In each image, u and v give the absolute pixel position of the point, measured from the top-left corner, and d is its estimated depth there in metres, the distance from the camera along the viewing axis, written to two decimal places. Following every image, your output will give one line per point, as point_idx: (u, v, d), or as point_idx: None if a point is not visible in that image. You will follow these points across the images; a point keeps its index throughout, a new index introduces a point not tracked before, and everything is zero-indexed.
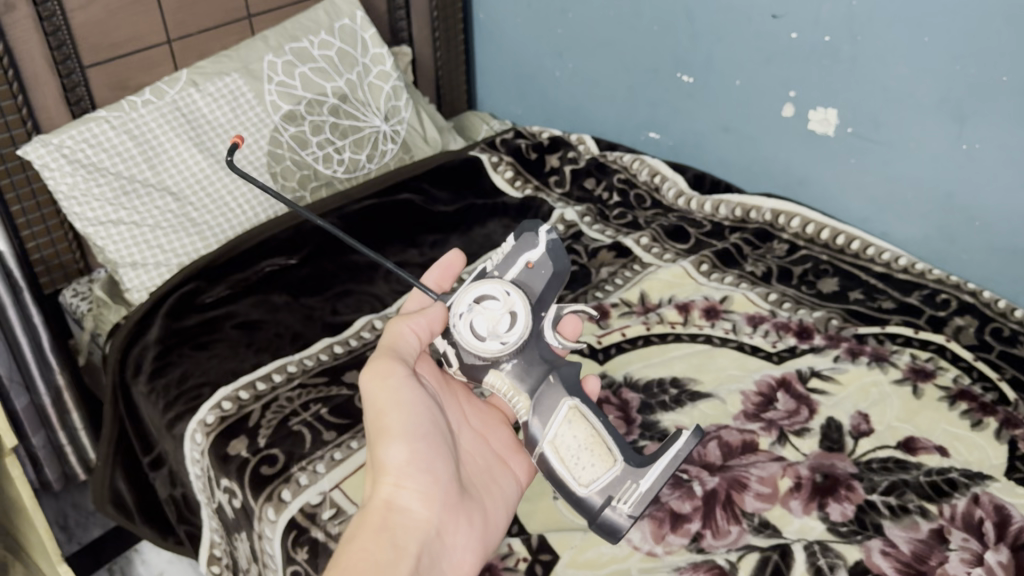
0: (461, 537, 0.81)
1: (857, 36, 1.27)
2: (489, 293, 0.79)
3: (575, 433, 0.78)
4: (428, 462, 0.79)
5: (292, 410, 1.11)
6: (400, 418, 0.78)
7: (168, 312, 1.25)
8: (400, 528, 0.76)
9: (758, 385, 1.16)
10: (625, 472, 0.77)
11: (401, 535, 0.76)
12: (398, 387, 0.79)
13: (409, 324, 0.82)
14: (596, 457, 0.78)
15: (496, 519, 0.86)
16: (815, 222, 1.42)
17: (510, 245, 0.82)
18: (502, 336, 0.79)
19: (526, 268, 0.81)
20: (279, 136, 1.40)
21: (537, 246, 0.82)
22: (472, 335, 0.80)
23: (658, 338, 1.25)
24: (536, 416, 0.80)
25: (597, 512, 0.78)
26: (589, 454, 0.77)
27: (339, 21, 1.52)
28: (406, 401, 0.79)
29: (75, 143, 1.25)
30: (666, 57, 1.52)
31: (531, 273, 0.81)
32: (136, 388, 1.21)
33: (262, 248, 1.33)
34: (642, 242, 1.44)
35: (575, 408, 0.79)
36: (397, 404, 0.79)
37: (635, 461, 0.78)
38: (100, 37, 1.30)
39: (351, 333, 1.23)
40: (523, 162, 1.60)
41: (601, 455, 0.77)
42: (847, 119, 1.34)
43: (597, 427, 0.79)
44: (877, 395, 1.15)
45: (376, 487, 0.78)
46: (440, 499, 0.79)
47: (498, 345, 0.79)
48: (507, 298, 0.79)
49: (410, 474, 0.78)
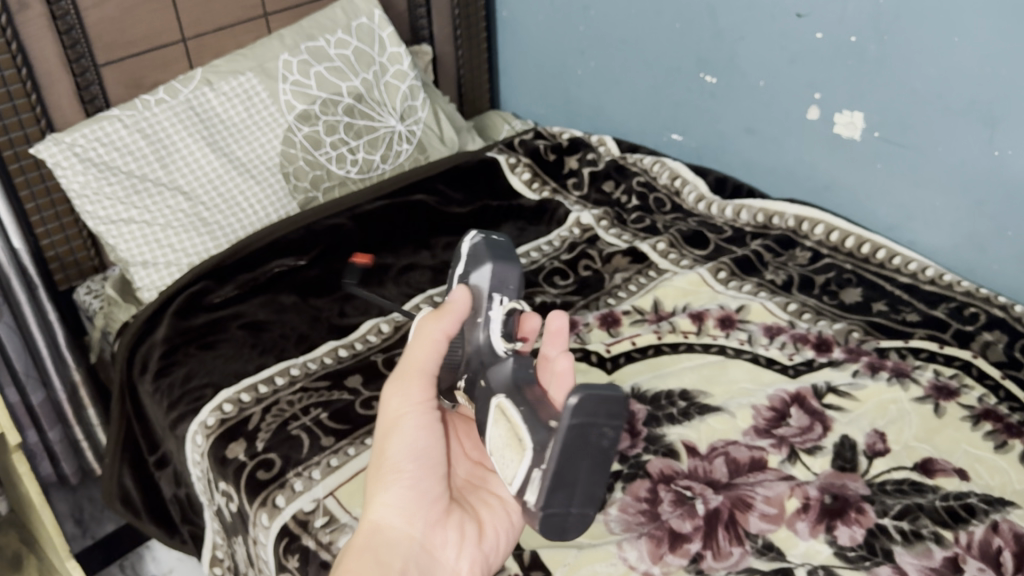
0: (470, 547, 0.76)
1: (885, 36, 1.21)
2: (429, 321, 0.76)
3: (498, 431, 0.67)
4: (413, 477, 0.75)
5: (292, 414, 1.11)
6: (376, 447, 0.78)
7: (176, 311, 1.24)
8: (389, 547, 0.73)
9: (771, 400, 1.12)
10: (530, 459, 0.61)
11: (388, 554, 0.72)
12: (400, 407, 0.76)
13: (436, 330, 0.73)
14: (511, 451, 0.64)
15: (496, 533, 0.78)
16: (840, 230, 1.36)
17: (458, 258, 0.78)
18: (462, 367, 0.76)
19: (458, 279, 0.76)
20: (293, 136, 1.39)
21: (464, 253, 0.76)
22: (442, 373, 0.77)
23: (669, 347, 1.21)
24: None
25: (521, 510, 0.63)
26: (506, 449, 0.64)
27: (357, 20, 1.50)
28: (397, 419, 0.76)
29: (88, 142, 1.25)
30: (689, 56, 1.47)
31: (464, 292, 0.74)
32: (142, 386, 1.21)
33: (272, 247, 1.32)
34: (659, 248, 1.40)
35: (498, 406, 0.67)
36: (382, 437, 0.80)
37: (543, 438, 0.60)
38: (114, 35, 1.30)
39: (357, 336, 1.23)
40: (541, 163, 1.57)
41: (512, 446, 0.63)
42: (874, 122, 1.28)
43: (512, 420, 0.65)
44: (895, 412, 1.10)
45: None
46: (424, 511, 0.75)
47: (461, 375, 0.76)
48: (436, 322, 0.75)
49: (395, 489, 0.74)
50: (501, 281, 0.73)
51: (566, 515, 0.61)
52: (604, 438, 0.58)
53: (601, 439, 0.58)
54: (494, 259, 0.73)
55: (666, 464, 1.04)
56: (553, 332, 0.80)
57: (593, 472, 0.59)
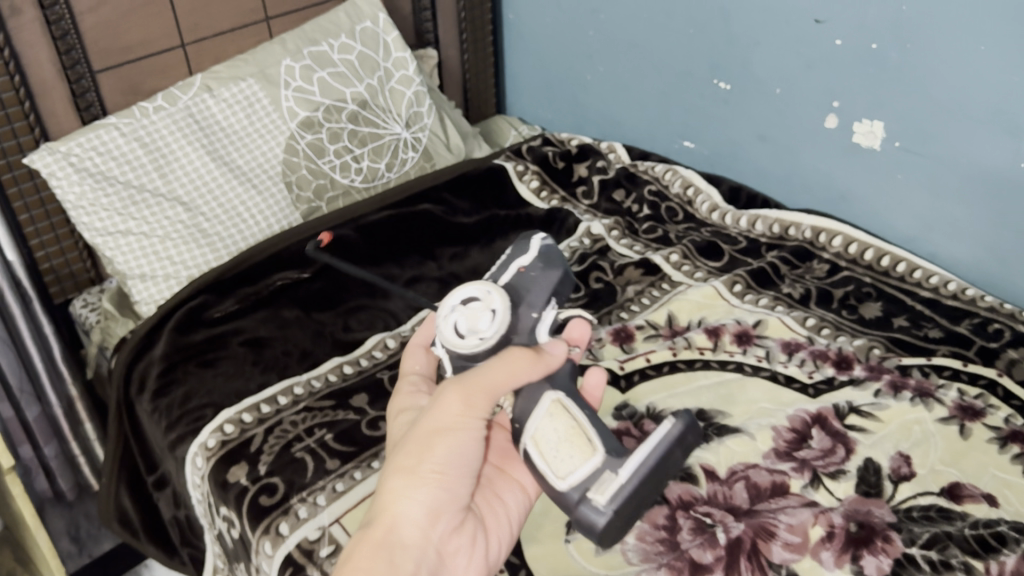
0: (473, 556, 0.78)
1: (907, 43, 1.17)
2: (471, 294, 0.78)
3: (556, 426, 0.76)
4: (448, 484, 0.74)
5: (295, 435, 1.07)
6: (410, 438, 0.75)
7: (175, 327, 1.20)
8: (407, 547, 0.73)
9: (792, 421, 1.08)
10: (605, 462, 0.74)
11: (406, 554, 0.72)
12: (454, 417, 0.74)
13: (530, 372, 0.76)
14: (575, 449, 0.75)
15: (497, 541, 0.81)
16: (859, 241, 1.32)
17: (506, 253, 0.82)
18: (481, 333, 0.77)
19: (517, 273, 0.80)
20: (295, 143, 1.35)
21: (530, 251, 0.81)
22: (454, 334, 0.77)
23: (684, 364, 1.17)
24: (459, 334, 0.77)
25: (574, 506, 0.75)
26: (568, 446, 0.75)
27: (361, 24, 1.46)
28: (447, 426, 0.74)
29: (84, 151, 1.21)
30: (702, 62, 1.43)
31: (519, 277, 0.80)
32: (140, 406, 1.17)
33: (274, 259, 1.28)
34: (672, 259, 1.36)
35: (557, 401, 0.77)
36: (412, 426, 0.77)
37: (615, 453, 0.76)
38: (110, 41, 1.26)
39: (363, 351, 1.19)
40: (550, 170, 1.53)
41: (580, 447, 0.75)
42: (894, 131, 1.24)
43: (578, 420, 0.77)
44: (920, 434, 1.07)
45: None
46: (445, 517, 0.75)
47: (475, 343, 0.76)
48: (488, 297, 0.77)
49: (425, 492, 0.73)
50: (559, 285, 0.81)
51: (613, 525, 0.75)
52: (672, 465, 0.79)
53: (668, 466, 0.78)
54: (562, 268, 0.81)
55: (684, 489, 1.00)
56: (574, 338, 0.89)
57: (645, 493, 0.76)
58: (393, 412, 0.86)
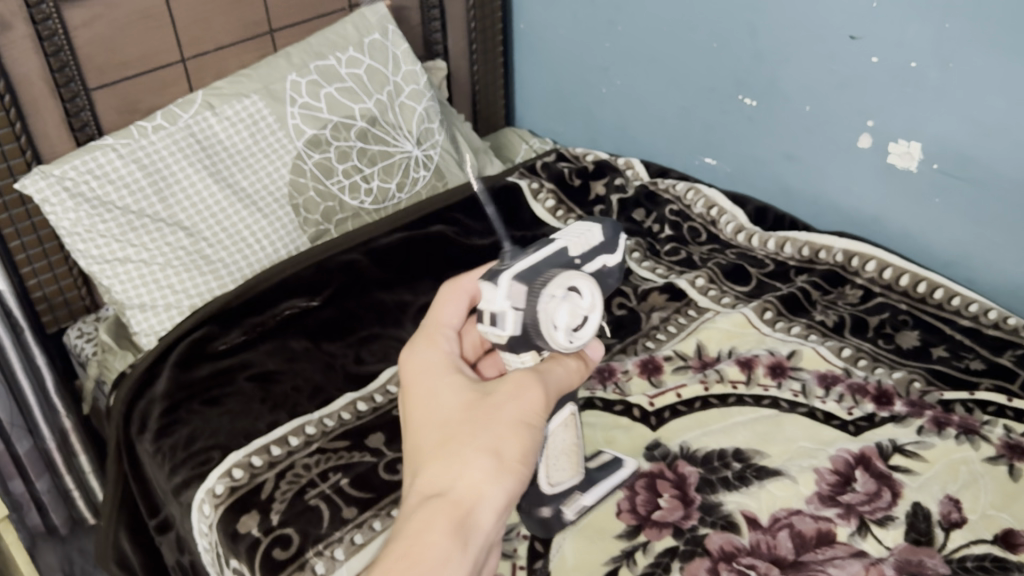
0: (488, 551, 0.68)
1: (949, 62, 1.11)
2: (580, 285, 0.69)
3: (563, 437, 0.81)
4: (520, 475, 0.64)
5: (309, 480, 1.00)
6: (494, 413, 0.64)
7: (177, 361, 1.13)
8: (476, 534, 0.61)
9: (834, 462, 1.03)
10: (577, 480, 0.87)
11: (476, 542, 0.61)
12: (535, 407, 0.65)
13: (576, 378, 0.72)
14: (565, 462, 0.84)
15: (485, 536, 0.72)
16: (893, 266, 1.27)
17: (597, 238, 0.73)
18: (570, 335, 0.69)
19: (599, 269, 0.73)
20: (302, 164, 1.28)
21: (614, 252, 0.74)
22: (552, 322, 0.67)
23: (717, 400, 1.11)
24: (556, 327, 0.67)
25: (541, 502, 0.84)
26: (564, 459, 0.84)
27: (369, 36, 1.40)
28: (533, 418, 0.65)
29: (79, 175, 1.14)
30: (727, 77, 1.37)
31: (600, 274, 0.73)
32: (142, 447, 1.10)
33: (282, 286, 1.21)
34: (698, 284, 1.30)
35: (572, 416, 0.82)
36: (485, 399, 0.65)
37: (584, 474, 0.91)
38: (106, 57, 1.19)
39: (377, 386, 1.12)
40: (566, 188, 1.47)
41: (570, 462, 0.85)
42: (933, 153, 1.18)
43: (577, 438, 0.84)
44: (967, 475, 1.01)
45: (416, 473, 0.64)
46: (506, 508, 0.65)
47: (563, 342, 0.69)
48: (592, 300, 0.70)
49: (505, 480, 0.62)
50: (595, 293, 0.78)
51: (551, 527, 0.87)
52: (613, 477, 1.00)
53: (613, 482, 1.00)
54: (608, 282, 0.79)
55: (726, 539, 0.94)
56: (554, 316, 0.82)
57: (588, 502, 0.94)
58: (427, 364, 0.70)
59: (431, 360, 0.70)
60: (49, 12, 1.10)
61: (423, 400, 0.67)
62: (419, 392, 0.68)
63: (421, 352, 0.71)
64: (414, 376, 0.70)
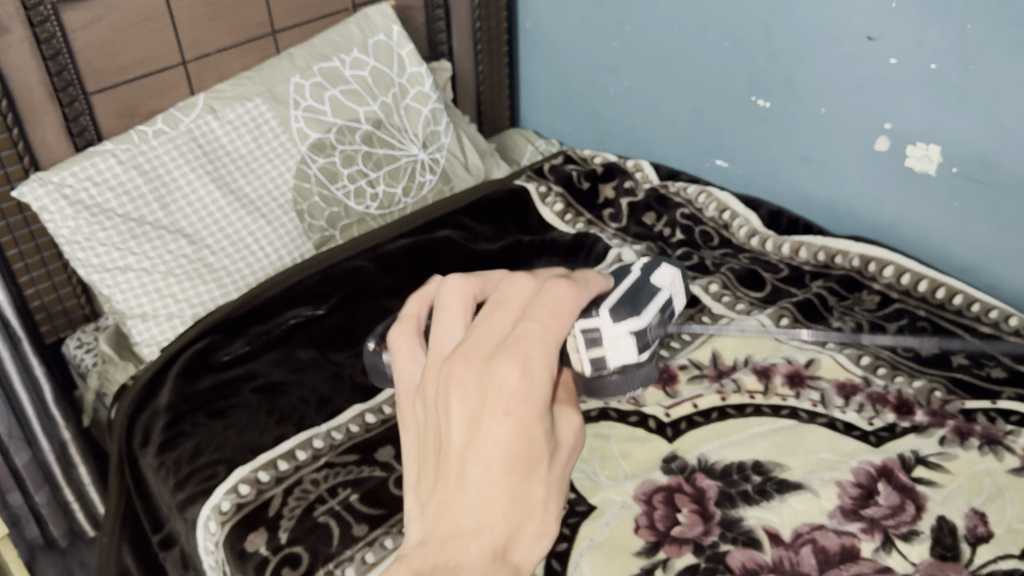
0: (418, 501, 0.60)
1: (970, 64, 1.08)
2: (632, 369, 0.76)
3: None
4: None
5: (317, 496, 0.96)
6: (564, 459, 0.56)
7: (180, 372, 1.10)
8: None
9: (856, 475, 0.99)
10: None
11: None
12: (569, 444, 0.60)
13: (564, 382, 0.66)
14: None
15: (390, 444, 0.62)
16: (912, 271, 1.25)
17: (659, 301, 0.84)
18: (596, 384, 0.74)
19: None
20: (307, 168, 1.25)
21: None
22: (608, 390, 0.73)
23: (735, 410, 1.09)
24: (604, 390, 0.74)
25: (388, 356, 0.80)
26: None
27: (373, 37, 1.36)
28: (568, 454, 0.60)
29: (78, 181, 1.11)
30: (740, 78, 1.34)
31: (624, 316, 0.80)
32: (145, 461, 1.07)
33: (287, 295, 1.19)
34: (711, 290, 1.27)
35: None
36: (558, 445, 0.56)
37: None
38: (106, 60, 1.16)
39: (385, 399, 1.09)
40: (574, 192, 1.45)
41: None
42: (952, 156, 1.16)
43: None
44: (992, 487, 0.98)
45: (459, 530, 0.52)
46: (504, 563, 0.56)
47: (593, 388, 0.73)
48: None
49: None
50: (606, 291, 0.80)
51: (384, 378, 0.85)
52: None
53: None
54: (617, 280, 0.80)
55: (748, 556, 0.91)
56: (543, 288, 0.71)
57: None
58: (533, 392, 0.53)
59: (538, 390, 0.53)
60: (47, 15, 1.07)
61: (515, 439, 0.52)
62: (507, 428, 0.52)
63: (527, 377, 0.52)
64: (508, 405, 0.52)
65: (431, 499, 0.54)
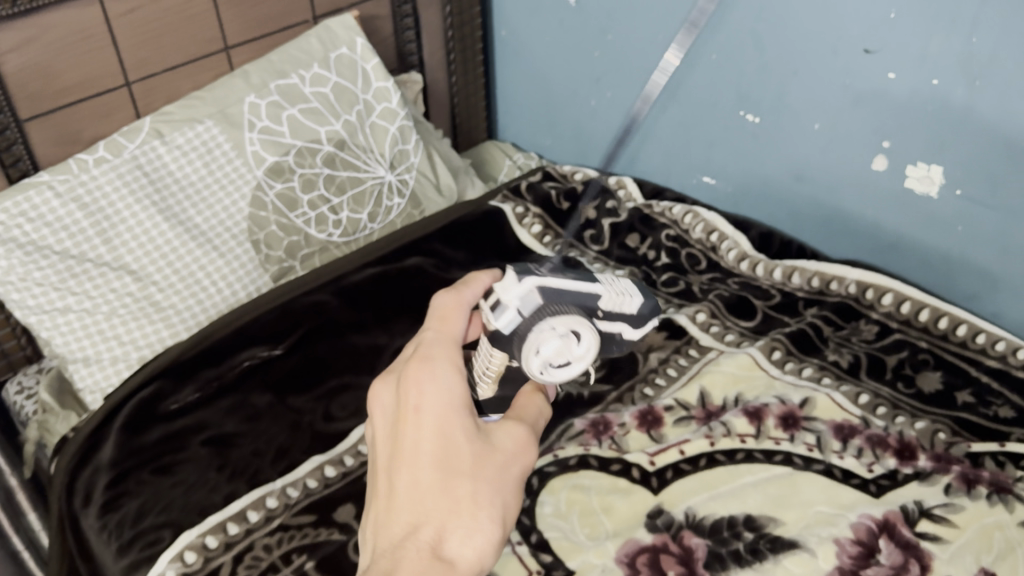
0: None
1: (976, 81, 1.00)
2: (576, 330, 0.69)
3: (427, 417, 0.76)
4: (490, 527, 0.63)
5: (268, 565, 0.88)
6: (500, 461, 0.63)
7: (125, 424, 1.02)
8: None
9: (856, 531, 0.91)
10: None
11: None
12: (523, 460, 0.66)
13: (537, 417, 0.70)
14: None
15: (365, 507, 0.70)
16: (912, 299, 1.17)
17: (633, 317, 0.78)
18: (542, 357, 0.68)
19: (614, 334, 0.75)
20: (263, 196, 1.17)
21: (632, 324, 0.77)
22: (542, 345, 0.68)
23: (725, 456, 1.01)
24: (540, 352, 0.68)
25: None
26: None
27: (336, 51, 1.27)
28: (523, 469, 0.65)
29: (9, 218, 1.01)
30: (728, 91, 1.25)
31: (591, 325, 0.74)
32: (86, 522, 0.96)
33: (242, 335, 1.11)
34: (698, 319, 1.20)
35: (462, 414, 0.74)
36: (487, 446, 0.63)
37: None
38: (40, 84, 1.06)
39: (347, 447, 1.00)
40: (553, 212, 1.37)
41: None
42: (956, 177, 1.08)
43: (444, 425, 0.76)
44: (1003, 543, 0.90)
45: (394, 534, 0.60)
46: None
47: (533, 357, 0.68)
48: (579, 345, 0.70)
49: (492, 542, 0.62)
50: None
51: None
52: None
53: None
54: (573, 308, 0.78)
55: None
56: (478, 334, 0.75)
57: None
58: (445, 393, 0.63)
59: (448, 388, 0.63)
60: None
61: (433, 432, 0.62)
62: (422, 423, 0.62)
63: (434, 376, 0.63)
64: (419, 403, 0.63)
65: (373, 507, 0.63)
